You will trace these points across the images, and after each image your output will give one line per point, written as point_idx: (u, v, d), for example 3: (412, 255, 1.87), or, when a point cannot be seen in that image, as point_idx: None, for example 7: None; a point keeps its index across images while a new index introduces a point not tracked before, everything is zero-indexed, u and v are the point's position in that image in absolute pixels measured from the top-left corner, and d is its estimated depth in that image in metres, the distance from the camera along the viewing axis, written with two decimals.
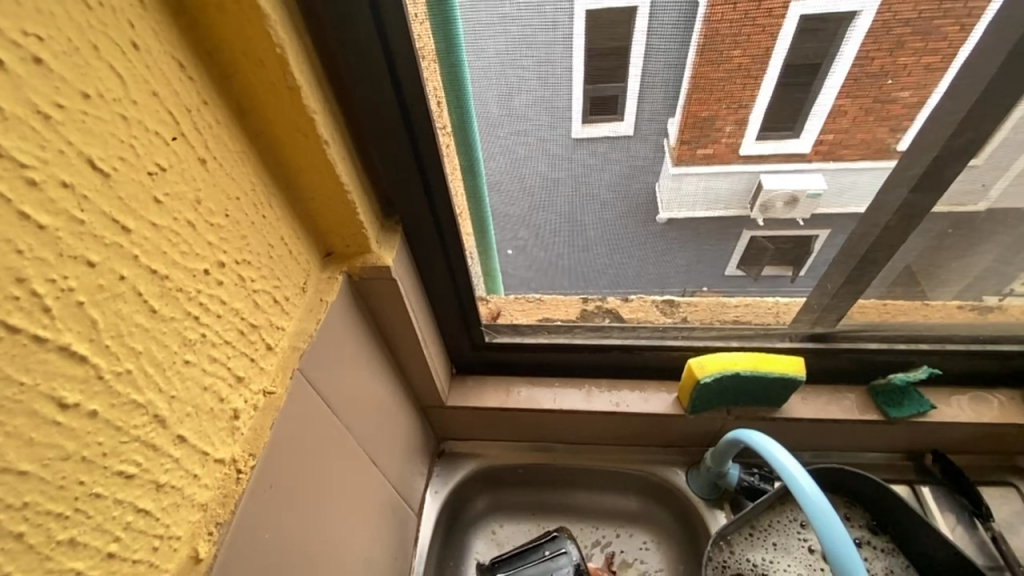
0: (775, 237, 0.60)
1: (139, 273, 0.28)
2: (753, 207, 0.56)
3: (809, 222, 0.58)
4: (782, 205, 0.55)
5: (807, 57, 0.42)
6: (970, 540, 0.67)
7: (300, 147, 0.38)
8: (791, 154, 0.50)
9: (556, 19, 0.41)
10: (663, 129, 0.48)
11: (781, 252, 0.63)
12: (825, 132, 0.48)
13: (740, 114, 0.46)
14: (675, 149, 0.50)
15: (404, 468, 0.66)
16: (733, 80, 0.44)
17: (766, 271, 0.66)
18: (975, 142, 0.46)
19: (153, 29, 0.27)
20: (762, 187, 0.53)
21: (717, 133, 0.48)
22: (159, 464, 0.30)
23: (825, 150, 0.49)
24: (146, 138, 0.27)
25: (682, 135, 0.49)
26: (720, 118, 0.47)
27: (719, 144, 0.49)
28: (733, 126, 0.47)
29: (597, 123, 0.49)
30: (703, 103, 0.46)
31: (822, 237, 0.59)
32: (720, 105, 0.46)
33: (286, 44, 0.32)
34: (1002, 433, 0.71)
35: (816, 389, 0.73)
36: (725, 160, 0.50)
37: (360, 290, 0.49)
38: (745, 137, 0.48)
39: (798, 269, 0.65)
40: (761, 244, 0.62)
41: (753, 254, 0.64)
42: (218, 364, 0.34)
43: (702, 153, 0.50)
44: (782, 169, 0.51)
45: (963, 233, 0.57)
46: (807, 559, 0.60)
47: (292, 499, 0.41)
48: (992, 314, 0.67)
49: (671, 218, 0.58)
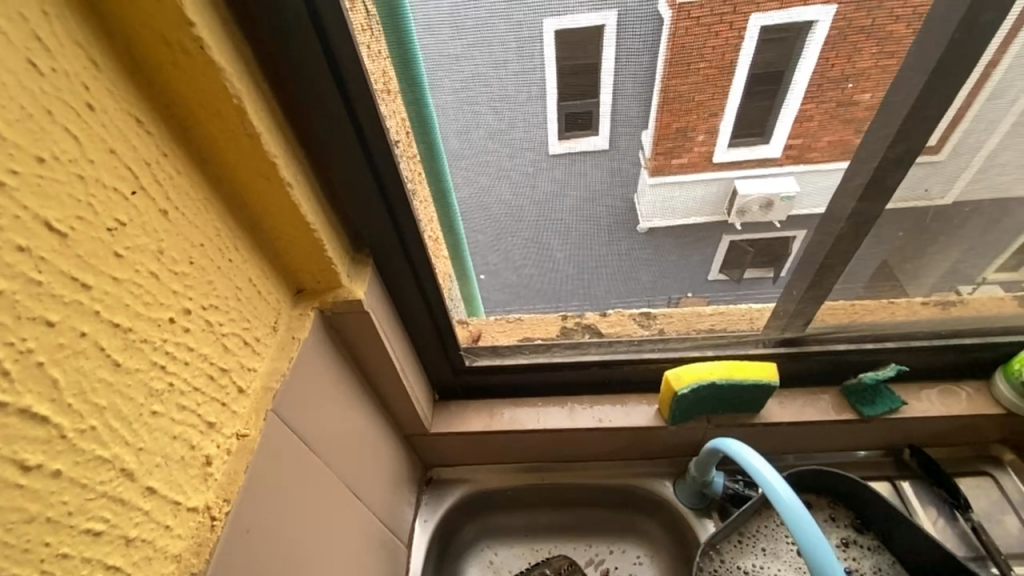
0: (756, 240, 0.61)
1: (102, 328, 0.28)
2: (729, 214, 0.57)
3: (786, 224, 0.59)
4: (758, 208, 0.56)
5: (772, 64, 0.44)
6: (951, 533, 0.69)
7: (262, 190, 0.38)
8: (763, 158, 0.51)
9: (506, 58, 0.43)
10: (639, 142, 0.50)
11: (762, 253, 0.64)
12: (793, 135, 0.49)
13: (710, 123, 0.48)
14: (651, 161, 0.51)
15: (390, 499, 0.66)
16: (702, 90, 0.45)
17: (748, 273, 0.68)
18: (910, 151, 0.48)
19: (108, 89, 0.28)
20: (737, 192, 0.54)
21: (691, 143, 0.50)
22: (129, 518, 0.30)
23: (795, 153, 0.51)
24: (104, 195, 0.28)
25: (658, 146, 0.50)
26: (692, 129, 0.49)
27: (693, 152, 0.51)
28: (704, 135, 0.49)
29: (572, 138, 0.50)
30: (674, 114, 0.47)
31: (799, 237, 0.61)
32: (691, 116, 0.48)
33: (243, 95, 0.33)
34: (972, 424, 0.73)
35: (792, 392, 0.75)
36: (701, 168, 0.52)
37: (333, 325, 0.49)
38: (718, 146, 0.50)
39: (778, 269, 0.66)
40: (742, 248, 0.63)
41: (735, 256, 0.65)
42: (187, 412, 0.34)
43: (677, 163, 0.52)
44: (755, 173, 0.52)
45: (915, 234, 0.60)
46: (796, 562, 0.61)
47: (274, 542, 0.40)
48: (955, 308, 0.69)
49: (652, 227, 0.59)
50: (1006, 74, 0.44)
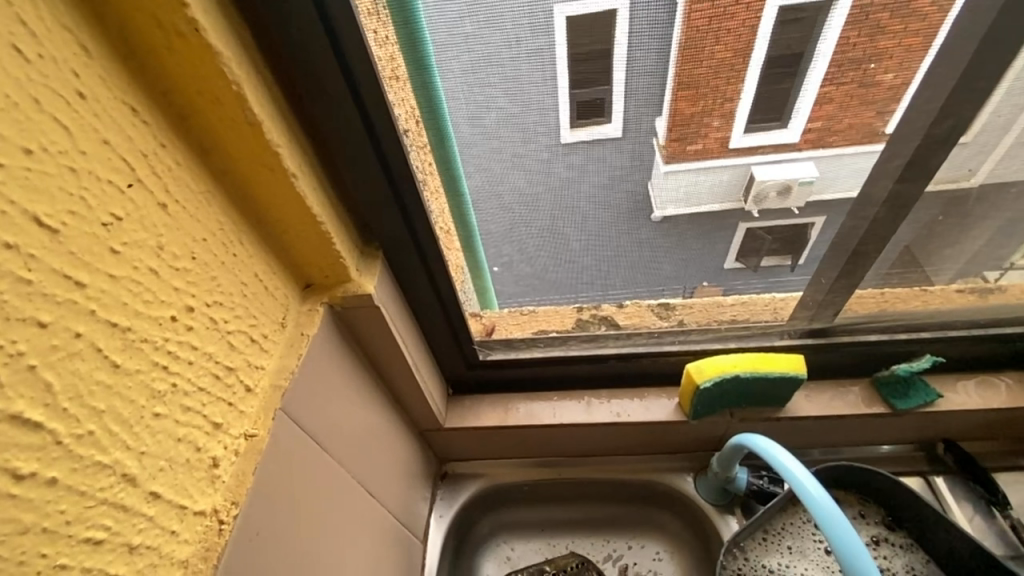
0: (773, 227, 0.58)
1: (98, 328, 0.27)
2: (746, 199, 0.54)
3: (805, 210, 0.55)
4: (776, 195, 0.53)
5: (790, 46, 0.41)
6: (989, 530, 0.65)
7: (265, 181, 0.37)
8: (781, 145, 0.48)
9: (517, 36, 0.41)
10: (653, 128, 0.47)
11: (782, 241, 0.60)
12: (812, 120, 0.46)
13: (726, 108, 0.45)
14: (666, 147, 0.49)
15: (405, 495, 0.65)
16: (716, 75, 0.43)
17: (765, 261, 0.63)
18: (956, 128, 0.45)
19: (100, 75, 0.27)
20: (755, 179, 0.51)
21: (705, 128, 0.47)
22: (132, 525, 0.29)
23: (814, 138, 0.47)
24: (98, 188, 0.27)
25: (672, 132, 0.48)
26: (708, 113, 0.46)
27: (709, 138, 0.48)
28: (720, 120, 0.46)
29: (586, 126, 0.47)
30: (692, 99, 0.45)
31: (817, 224, 0.57)
32: (707, 101, 0.45)
33: (243, 81, 0.32)
34: (1012, 417, 0.69)
35: (818, 384, 0.72)
36: (716, 155, 0.49)
37: (343, 320, 0.48)
38: (733, 131, 0.47)
39: (797, 257, 0.62)
40: (758, 236, 0.60)
41: (751, 244, 0.61)
42: (192, 413, 0.33)
43: (692, 150, 0.49)
44: (774, 158, 0.49)
45: (954, 218, 0.57)
46: (823, 561, 0.58)
47: (285, 543, 0.40)
48: (993, 296, 0.65)
49: (665, 214, 0.57)
50: None
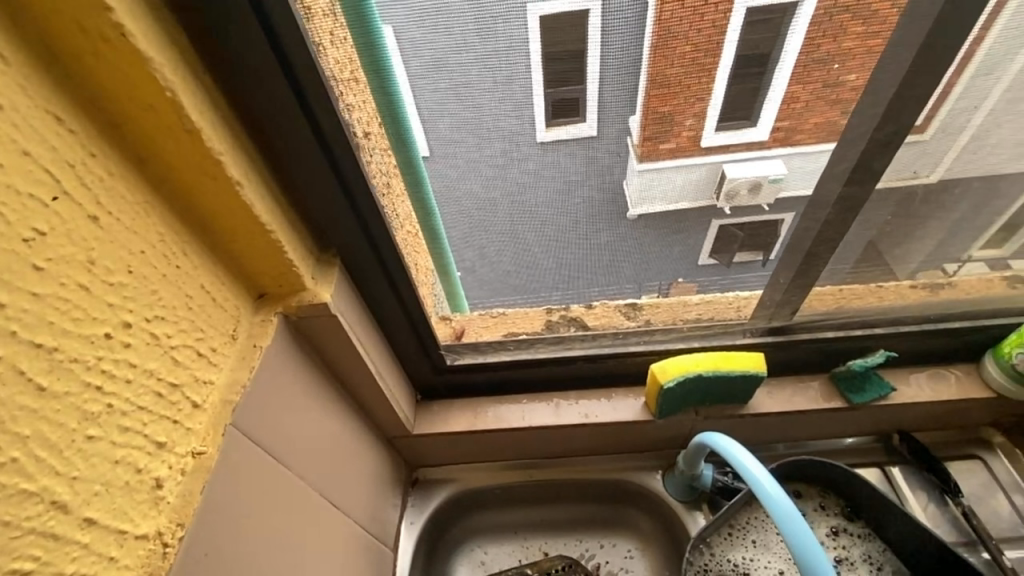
0: (744, 223, 0.58)
1: (21, 350, 0.25)
2: (718, 197, 0.54)
3: (775, 207, 0.56)
4: (747, 192, 0.53)
5: (756, 47, 0.41)
6: (942, 518, 0.68)
7: (208, 190, 0.35)
8: (751, 143, 0.48)
9: (466, 41, 0.40)
10: (626, 127, 0.47)
11: (752, 238, 0.60)
12: (779, 118, 0.46)
13: (697, 107, 0.45)
14: (639, 145, 0.49)
15: (373, 504, 0.64)
16: (688, 74, 0.43)
17: (737, 257, 0.64)
18: (898, 133, 0.47)
19: (19, 83, 0.25)
20: (726, 176, 0.52)
21: (677, 127, 0.47)
22: (64, 553, 0.27)
23: (782, 136, 0.48)
24: (18, 203, 0.25)
25: (645, 130, 0.47)
26: (679, 113, 0.46)
27: (681, 137, 0.48)
28: (693, 119, 0.46)
29: (560, 125, 0.47)
30: (663, 98, 0.45)
31: (788, 220, 0.58)
32: (678, 101, 0.45)
33: (177, 87, 0.30)
34: (962, 408, 0.72)
35: (779, 380, 0.74)
36: (689, 153, 0.49)
37: (299, 330, 0.47)
38: (705, 130, 0.47)
39: (768, 252, 0.62)
40: (731, 232, 0.59)
41: (724, 241, 0.61)
42: (131, 434, 0.32)
43: (665, 147, 0.49)
44: (744, 157, 0.49)
45: (902, 218, 0.59)
46: (785, 552, 0.60)
47: (238, 561, 0.39)
48: (944, 290, 0.68)
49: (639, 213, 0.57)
50: (997, 45, 0.42)
